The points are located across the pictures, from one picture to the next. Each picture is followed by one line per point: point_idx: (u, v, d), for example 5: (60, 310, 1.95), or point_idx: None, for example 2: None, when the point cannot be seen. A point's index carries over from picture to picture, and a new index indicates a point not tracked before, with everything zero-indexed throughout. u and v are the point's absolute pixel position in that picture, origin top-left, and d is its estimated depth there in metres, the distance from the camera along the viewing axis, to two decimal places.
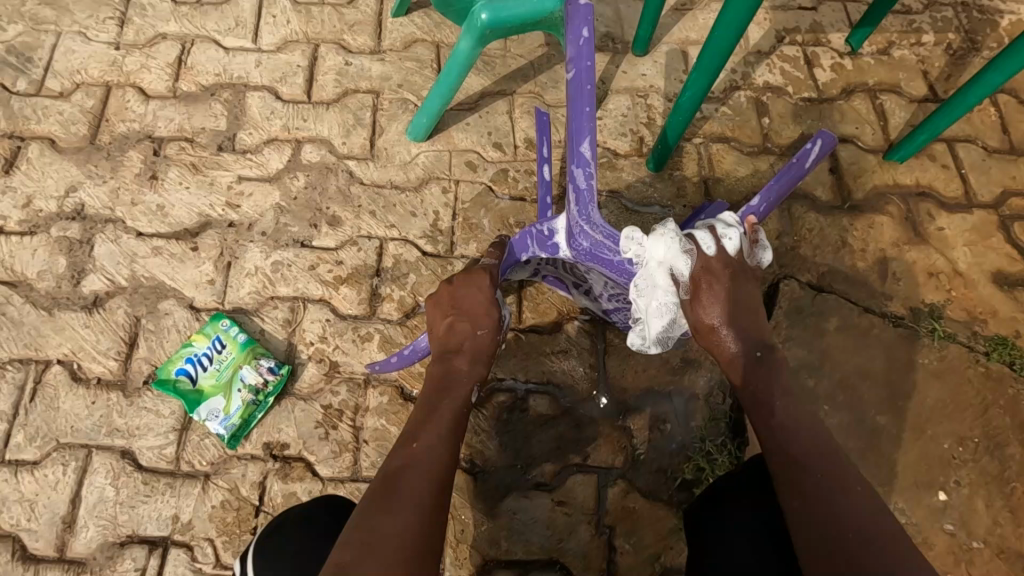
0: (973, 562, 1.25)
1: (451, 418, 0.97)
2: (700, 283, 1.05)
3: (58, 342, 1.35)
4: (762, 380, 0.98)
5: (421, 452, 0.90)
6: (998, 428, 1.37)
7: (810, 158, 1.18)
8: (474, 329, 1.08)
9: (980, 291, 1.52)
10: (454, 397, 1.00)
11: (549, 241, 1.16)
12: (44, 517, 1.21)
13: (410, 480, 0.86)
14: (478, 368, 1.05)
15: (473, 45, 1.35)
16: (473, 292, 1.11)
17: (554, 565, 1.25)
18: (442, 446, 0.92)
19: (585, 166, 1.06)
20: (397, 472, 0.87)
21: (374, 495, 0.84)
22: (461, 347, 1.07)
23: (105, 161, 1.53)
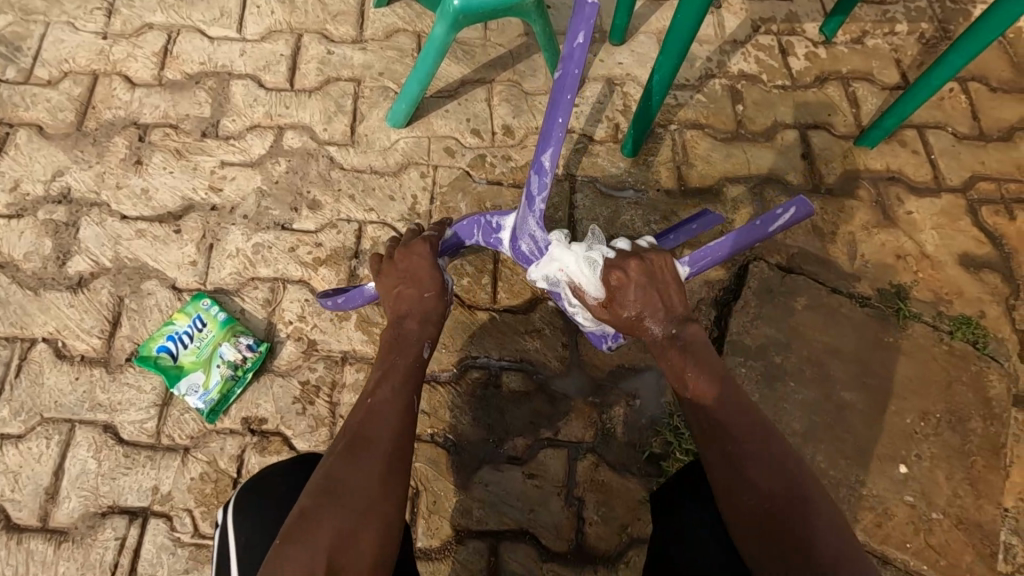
0: (933, 532, 1.29)
1: (405, 375, 1.01)
2: (610, 278, 1.11)
3: (43, 321, 1.38)
4: (685, 358, 1.03)
5: (377, 407, 0.94)
6: (960, 404, 1.40)
7: (775, 223, 1.19)
8: (421, 293, 1.14)
9: (947, 272, 1.55)
10: (407, 355, 1.05)
11: (495, 233, 1.29)
12: (28, 488, 1.25)
13: (367, 434, 0.89)
14: (428, 328, 1.10)
15: (447, 30, 1.38)
16: (417, 260, 1.18)
17: (524, 535, 1.29)
18: (398, 400, 0.95)
19: (542, 175, 1.13)
20: (355, 428, 0.90)
21: (335, 451, 0.87)
22: (410, 310, 1.12)
23: (91, 146, 1.57)
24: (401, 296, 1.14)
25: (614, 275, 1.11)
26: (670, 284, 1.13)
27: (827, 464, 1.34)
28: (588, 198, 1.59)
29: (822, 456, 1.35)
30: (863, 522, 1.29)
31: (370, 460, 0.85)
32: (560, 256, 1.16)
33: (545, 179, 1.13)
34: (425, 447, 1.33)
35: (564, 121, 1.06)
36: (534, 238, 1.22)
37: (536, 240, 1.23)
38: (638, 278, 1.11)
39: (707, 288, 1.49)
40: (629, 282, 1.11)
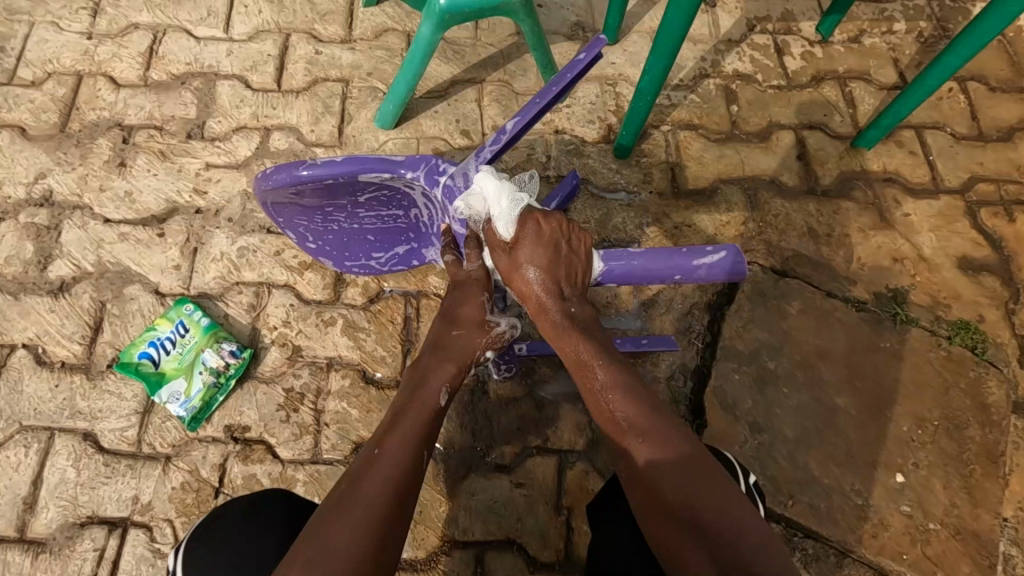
0: (929, 543, 1.26)
1: (424, 420, 0.90)
2: (523, 235, 0.91)
3: (23, 327, 1.36)
4: (586, 344, 0.94)
5: (386, 455, 0.84)
6: (958, 410, 1.37)
7: (702, 262, 0.82)
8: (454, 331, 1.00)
9: (945, 275, 1.52)
10: (428, 399, 0.93)
11: (437, 174, 0.95)
12: (5, 498, 1.22)
13: (371, 483, 0.81)
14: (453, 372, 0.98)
15: (434, 29, 1.36)
16: (462, 293, 1.01)
17: (511, 546, 1.26)
18: (411, 452, 0.85)
19: (503, 137, 0.98)
20: (357, 476, 0.82)
21: (335, 498, 0.80)
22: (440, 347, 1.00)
23: (75, 148, 1.54)
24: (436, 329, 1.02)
25: (524, 229, 0.91)
26: (581, 260, 0.92)
27: (821, 472, 1.31)
28: (579, 201, 1.56)
29: (816, 464, 1.32)
30: (858, 532, 1.27)
31: (369, 515, 0.77)
32: (484, 186, 0.89)
33: (505, 132, 0.97)
34: None
35: (544, 105, 0.99)
36: (468, 182, 0.94)
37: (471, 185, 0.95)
38: (550, 239, 0.92)
39: (699, 292, 1.47)
40: (538, 239, 0.92)
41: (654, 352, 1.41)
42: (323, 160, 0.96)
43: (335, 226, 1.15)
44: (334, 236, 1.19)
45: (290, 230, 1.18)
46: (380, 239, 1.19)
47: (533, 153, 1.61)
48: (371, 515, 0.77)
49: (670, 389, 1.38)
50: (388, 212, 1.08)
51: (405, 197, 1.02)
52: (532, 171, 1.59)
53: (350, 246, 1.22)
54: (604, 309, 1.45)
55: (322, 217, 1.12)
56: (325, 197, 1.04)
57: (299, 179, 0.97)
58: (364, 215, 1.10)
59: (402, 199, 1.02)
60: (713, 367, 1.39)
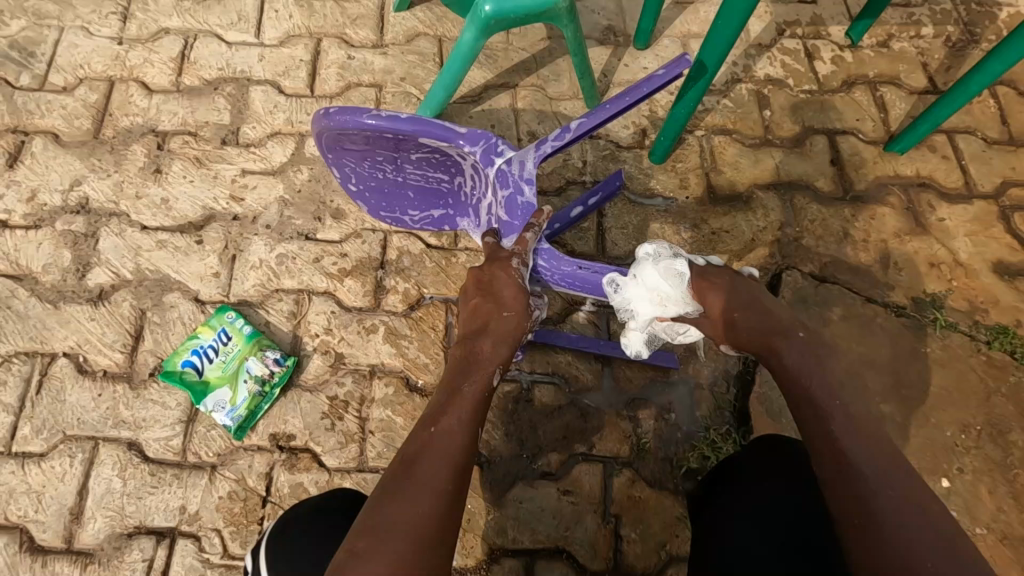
0: (976, 548, 1.27)
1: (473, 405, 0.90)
2: (702, 287, 1.01)
3: (64, 335, 1.35)
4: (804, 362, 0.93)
5: (439, 438, 0.84)
6: (1001, 416, 1.38)
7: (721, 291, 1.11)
8: (501, 312, 0.99)
9: (982, 280, 1.53)
10: (476, 380, 0.93)
11: (494, 154, 1.02)
12: (52, 508, 1.22)
13: (429, 465, 0.81)
14: (502, 351, 0.96)
15: (477, 35, 1.35)
16: (504, 275, 0.99)
17: (561, 554, 1.26)
18: (466, 435, 0.86)
19: (565, 133, 1.01)
20: (414, 461, 0.82)
21: (388, 478, 0.80)
22: (486, 328, 0.98)
23: (109, 155, 1.53)
24: (478, 310, 1.00)
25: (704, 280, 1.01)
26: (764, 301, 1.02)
27: None
28: (616, 207, 1.56)
29: None
30: None
31: (430, 495, 0.78)
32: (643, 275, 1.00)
33: (570, 130, 1.01)
34: None
35: (614, 111, 1.00)
36: (523, 170, 1.01)
37: (522, 172, 1.01)
38: (739, 288, 1.02)
39: None
40: (722, 288, 1.01)
41: (696, 359, 1.41)
42: (388, 113, 1.02)
43: (378, 176, 1.21)
44: (375, 184, 1.25)
45: (337, 167, 1.23)
46: (418, 198, 1.25)
47: (569, 158, 1.61)
48: (435, 494, 0.78)
49: (713, 395, 1.39)
50: (433, 173, 1.16)
51: (455, 165, 1.10)
52: (569, 176, 1.59)
53: (388, 197, 1.28)
54: None
55: (370, 163, 1.18)
56: (380, 145, 1.10)
57: (363, 126, 1.03)
58: (411, 172, 1.17)
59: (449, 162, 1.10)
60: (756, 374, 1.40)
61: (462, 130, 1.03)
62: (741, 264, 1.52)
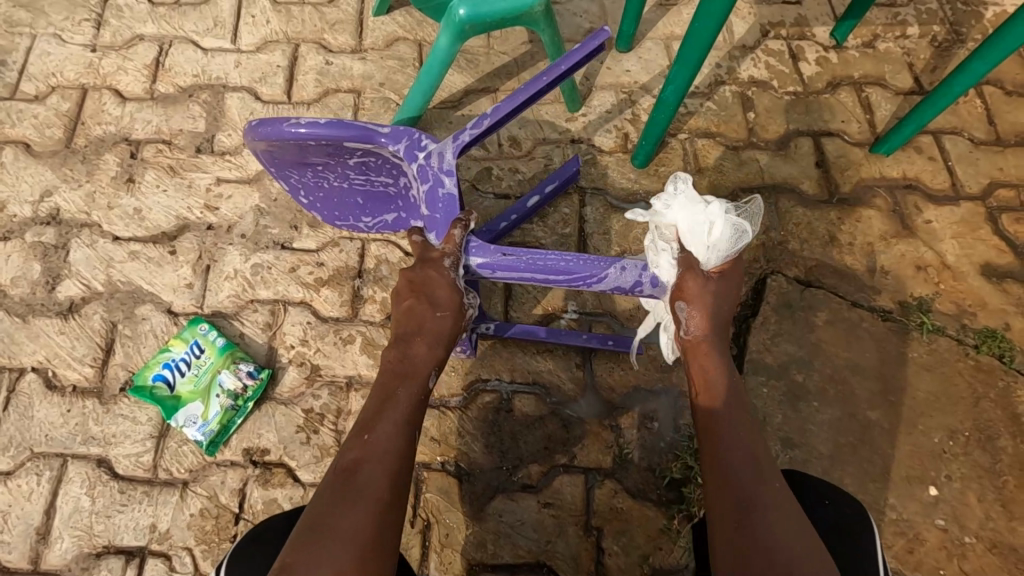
0: (965, 557, 1.25)
1: (408, 410, 0.93)
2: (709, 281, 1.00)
3: (32, 350, 1.32)
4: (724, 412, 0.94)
5: (373, 447, 0.87)
6: (989, 421, 1.36)
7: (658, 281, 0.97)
8: (435, 312, 0.97)
9: (969, 283, 1.50)
10: (415, 383, 0.96)
11: (420, 148, 1.02)
12: (18, 528, 1.19)
13: (363, 478, 0.84)
14: (439, 351, 0.98)
15: (452, 41, 1.34)
16: (435, 274, 0.97)
17: (542, 568, 1.23)
18: (399, 442, 0.89)
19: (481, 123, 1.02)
20: (351, 472, 0.84)
21: (326, 489, 0.83)
22: (422, 329, 0.98)
23: (81, 164, 1.50)
24: (412, 310, 0.98)
25: (693, 277, 0.96)
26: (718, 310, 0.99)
27: (854, 487, 1.30)
28: (598, 211, 1.54)
29: (848, 479, 1.31)
30: (894, 548, 1.26)
31: (364, 504, 0.81)
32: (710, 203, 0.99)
33: (487, 116, 1.03)
34: (435, 476, 1.28)
35: (530, 93, 1.04)
36: (443, 162, 1.01)
37: (443, 161, 1.01)
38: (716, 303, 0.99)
39: None
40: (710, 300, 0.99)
41: (680, 366, 1.39)
42: (310, 120, 1.03)
43: (324, 186, 1.19)
44: (324, 196, 1.22)
45: (282, 182, 1.22)
46: (368, 206, 1.21)
47: (551, 163, 1.59)
48: (370, 504, 0.81)
49: None
50: (375, 179, 1.13)
51: (389, 168, 1.08)
52: None
53: (339, 209, 1.24)
54: (626, 323, 1.43)
55: (312, 175, 1.17)
56: (314, 155, 1.10)
57: (284, 136, 1.04)
58: (353, 178, 1.15)
59: (377, 164, 1.09)
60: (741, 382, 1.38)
61: (386, 129, 1.03)
62: None
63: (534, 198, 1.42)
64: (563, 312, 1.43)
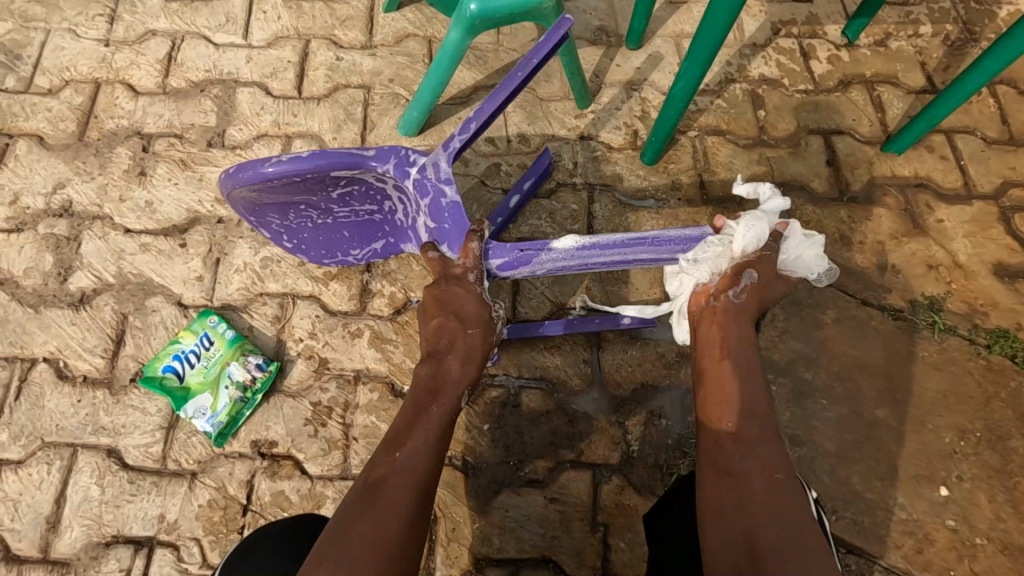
0: (975, 558, 1.24)
1: (438, 424, 0.96)
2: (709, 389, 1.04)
3: (44, 340, 1.33)
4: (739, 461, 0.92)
5: (402, 460, 0.89)
6: (1001, 421, 1.34)
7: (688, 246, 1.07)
8: (464, 329, 1.05)
9: (981, 282, 1.49)
10: (445, 400, 0.99)
11: (410, 164, 1.09)
12: (28, 516, 1.20)
13: (391, 489, 0.85)
14: (471, 369, 1.04)
15: (462, 36, 1.34)
16: (462, 292, 1.06)
17: (547, 563, 1.23)
18: (428, 457, 0.91)
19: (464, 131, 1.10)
20: (378, 483, 0.86)
21: (353, 499, 0.85)
22: (453, 346, 1.04)
23: (94, 157, 1.52)
24: (443, 328, 1.06)
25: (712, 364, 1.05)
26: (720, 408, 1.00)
27: (863, 486, 1.29)
28: (606, 208, 1.54)
29: (857, 477, 1.30)
30: (903, 548, 1.25)
31: (391, 516, 0.82)
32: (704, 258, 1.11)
33: (472, 121, 1.09)
34: (442, 470, 1.28)
35: (506, 94, 1.10)
36: (437, 173, 1.09)
37: (437, 172, 1.09)
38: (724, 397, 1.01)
39: None
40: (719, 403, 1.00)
41: (688, 362, 1.39)
42: (289, 159, 1.08)
43: (309, 224, 1.24)
44: (309, 234, 1.27)
45: (265, 229, 1.26)
46: (355, 235, 1.28)
47: (560, 160, 1.59)
48: (396, 514, 0.83)
49: None
50: (362, 207, 1.20)
51: (379, 191, 1.16)
52: (559, 178, 1.57)
53: (326, 244, 1.30)
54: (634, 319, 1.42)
55: (296, 214, 1.22)
56: (299, 192, 1.15)
57: (265, 176, 1.09)
58: (338, 207, 1.20)
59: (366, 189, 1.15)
60: None
61: (369, 154, 1.10)
62: None
63: (514, 197, 1.42)
64: (572, 308, 1.43)
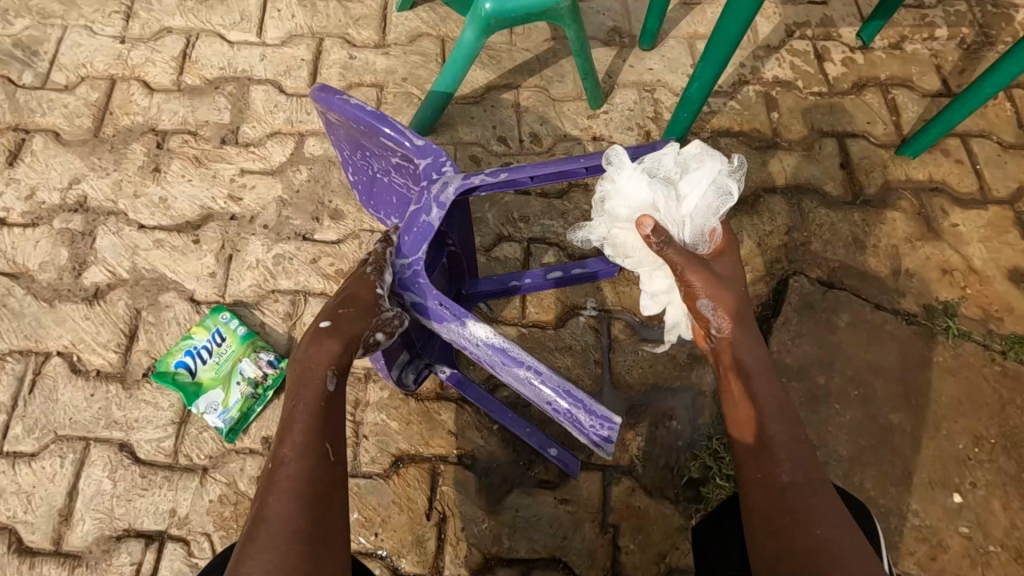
0: (990, 566, 1.22)
1: (309, 420, 0.86)
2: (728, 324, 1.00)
3: (58, 334, 1.34)
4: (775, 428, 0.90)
5: (277, 473, 0.82)
6: (1016, 428, 1.33)
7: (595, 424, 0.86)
8: (335, 317, 0.93)
9: (996, 288, 1.48)
10: (307, 391, 0.89)
11: (433, 172, 1.00)
12: (41, 509, 1.20)
13: (271, 507, 0.79)
14: (338, 350, 0.91)
15: (477, 35, 1.34)
16: (358, 285, 0.96)
17: (557, 564, 1.23)
18: (304, 457, 0.83)
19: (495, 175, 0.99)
20: (260, 508, 0.79)
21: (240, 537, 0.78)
22: (317, 336, 0.92)
23: (109, 153, 1.53)
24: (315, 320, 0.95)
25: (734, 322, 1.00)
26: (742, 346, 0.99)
27: (876, 491, 1.28)
28: None
29: (870, 483, 1.29)
30: (916, 555, 1.23)
31: (273, 541, 0.75)
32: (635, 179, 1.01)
33: (505, 170, 0.98)
34: (452, 469, 1.28)
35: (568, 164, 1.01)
36: (441, 193, 0.98)
37: (441, 189, 0.99)
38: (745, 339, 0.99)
39: None
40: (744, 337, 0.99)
41: (699, 365, 1.38)
42: (358, 104, 1.06)
43: (366, 174, 1.21)
44: (366, 184, 1.25)
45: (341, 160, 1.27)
46: (396, 208, 1.22)
47: None
48: (276, 535, 0.76)
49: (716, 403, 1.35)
50: (405, 185, 1.14)
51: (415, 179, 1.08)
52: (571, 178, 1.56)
53: (376, 201, 1.26)
54: (645, 321, 1.42)
55: (358, 161, 1.20)
56: (358, 139, 1.12)
57: (334, 109, 1.07)
58: (394, 177, 1.14)
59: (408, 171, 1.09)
60: None
61: (420, 140, 1.02)
62: (745, 269, 1.48)
63: (559, 270, 1.29)
64: (582, 310, 1.42)
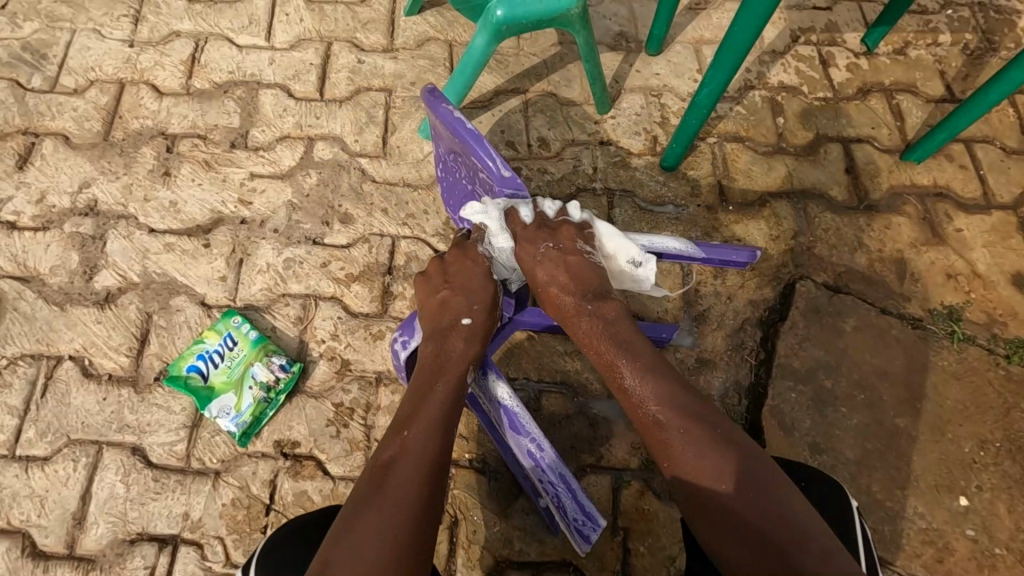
0: (996, 568, 1.24)
1: (442, 405, 0.97)
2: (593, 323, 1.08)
3: (70, 337, 1.35)
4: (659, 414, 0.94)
5: (411, 440, 0.90)
6: (1020, 431, 1.35)
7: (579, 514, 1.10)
8: (467, 306, 1.11)
9: (1000, 292, 1.50)
10: (447, 380, 1.01)
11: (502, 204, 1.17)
12: (55, 513, 1.21)
13: (400, 468, 0.87)
14: (472, 348, 1.07)
15: (488, 41, 1.35)
16: (474, 276, 1.15)
17: (567, 567, 1.24)
18: (436, 434, 0.92)
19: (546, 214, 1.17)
20: (388, 464, 0.88)
21: (365, 483, 0.86)
22: (452, 326, 1.08)
23: (119, 157, 1.53)
24: (447, 306, 1.11)
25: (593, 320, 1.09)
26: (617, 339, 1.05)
27: (882, 494, 1.30)
28: (627, 214, 1.54)
29: (876, 486, 1.30)
30: (923, 557, 1.25)
31: (402, 498, 0.83)
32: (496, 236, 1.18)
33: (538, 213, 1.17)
34: (463, 473, 1.29)
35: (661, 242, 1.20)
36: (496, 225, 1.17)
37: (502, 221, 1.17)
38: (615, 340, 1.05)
39: (751, 307, 1.46)
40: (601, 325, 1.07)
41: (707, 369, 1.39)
42: (459, 117, 1.15)
43: (449, 170, 1.33)
44: (446, 178, 1.38)
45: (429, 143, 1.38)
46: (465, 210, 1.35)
47: (580, 165, 1.59)
48: (407, 496, 0.83)
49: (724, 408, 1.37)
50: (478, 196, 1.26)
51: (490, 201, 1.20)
52: (579, 183, 1.57)
53: (450, 194, 1.39)
54: None
55: (445, 156, 1.31)
56: (451, 144, 1.23)
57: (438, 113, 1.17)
58: (473, 184, 1.26)
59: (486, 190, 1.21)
60: (769, 386, 1.38)
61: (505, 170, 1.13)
62: (752, 273, 1.49)
63: None
64: None
